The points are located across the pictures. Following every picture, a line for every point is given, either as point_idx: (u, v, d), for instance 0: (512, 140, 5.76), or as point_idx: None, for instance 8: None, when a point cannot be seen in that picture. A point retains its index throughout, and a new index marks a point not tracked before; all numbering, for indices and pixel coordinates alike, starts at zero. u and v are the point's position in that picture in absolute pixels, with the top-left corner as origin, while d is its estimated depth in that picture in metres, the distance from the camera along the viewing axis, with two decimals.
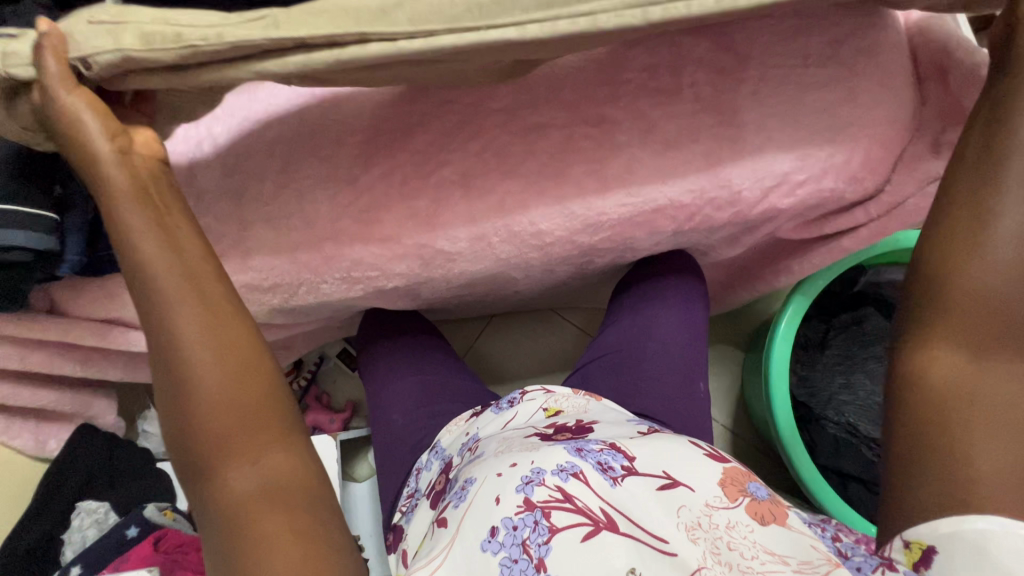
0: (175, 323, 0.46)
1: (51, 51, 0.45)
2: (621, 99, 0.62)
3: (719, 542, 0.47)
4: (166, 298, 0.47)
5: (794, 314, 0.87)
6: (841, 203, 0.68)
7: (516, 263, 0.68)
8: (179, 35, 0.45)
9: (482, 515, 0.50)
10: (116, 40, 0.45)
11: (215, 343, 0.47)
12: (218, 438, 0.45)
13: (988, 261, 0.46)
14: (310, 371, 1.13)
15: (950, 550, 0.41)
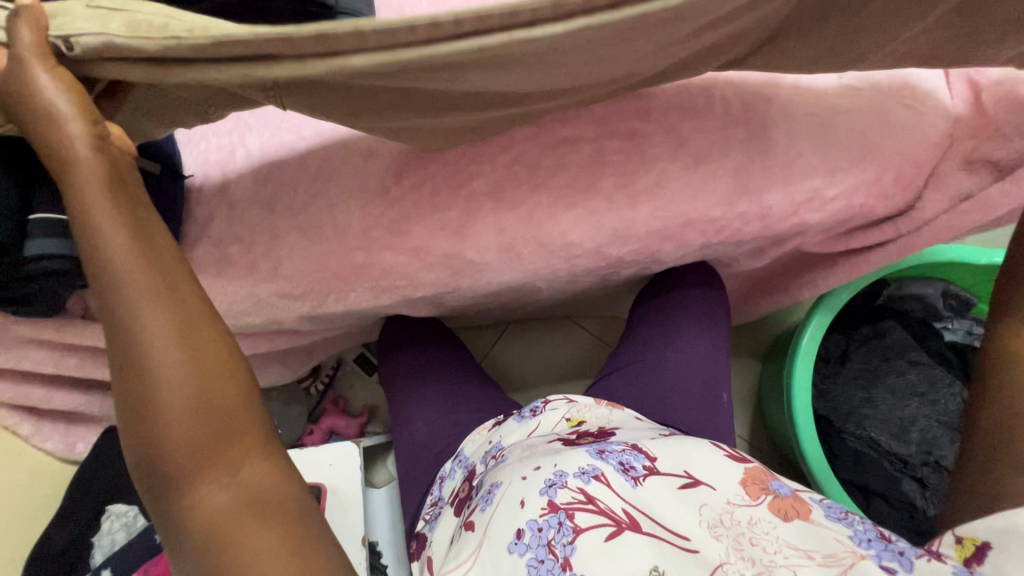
0: (136, 325, 0.42)
1: (29, 21, 0.43)
2: (653, 114, 0.63)
3: (741, 538, 0.46)
4: (128, 300, 0.42)
5: (817, 328, 0.87)
6: (870, 217, 0.68)
7: (543, 274, 0.68)
8: (165, 26, 0.42)
9: (508, 518, 0.50)
10: (103, 25, 0.43)
11: (184, 346, 0.42)
12: (189, 451, 0.41)
13: None
14: (327, 376, 1.14)
15: (1005, 547, 0.41)
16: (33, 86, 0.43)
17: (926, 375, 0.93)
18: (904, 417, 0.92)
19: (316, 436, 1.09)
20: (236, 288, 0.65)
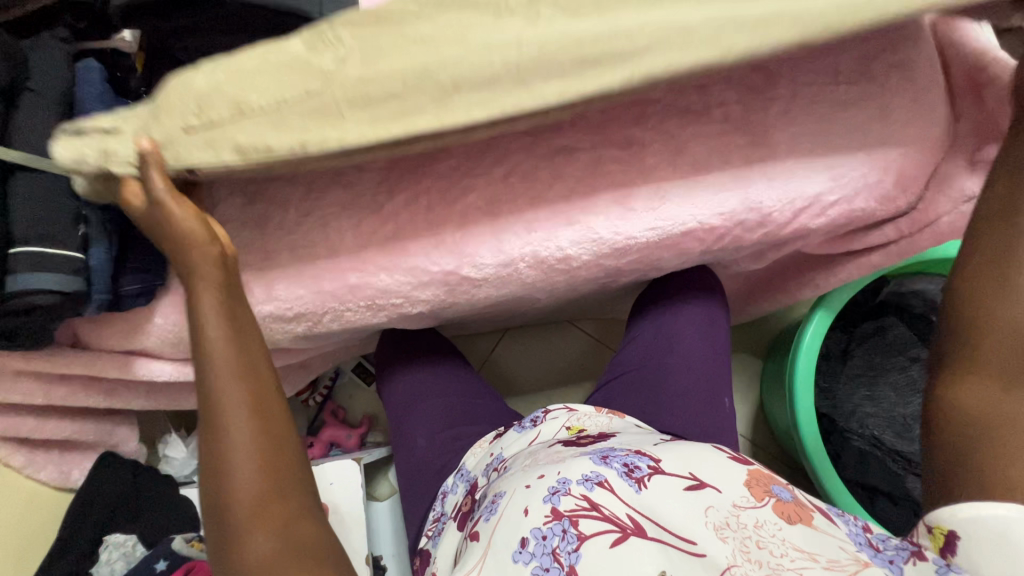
0: (219, 390, 0.45)
1: (156, 163, 0.48)
2: (649, 121, 0.61)
3: (748, 541, 0.45)
4: (212, 363, 0.46)
5: (819, 327, 0.86)
6: (873, 219, 0.67)
7: (542, 286, 0.68)
8: (270, 150, 0.48)
9: (512, 526, 0.49)
10: (215, 151, 0.49)
11: (257, 415, 0.45)
12: (247, 508, 0.43)
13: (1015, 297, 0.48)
14: (326, 388, 1.13)
15: (971, 536, 0.43)
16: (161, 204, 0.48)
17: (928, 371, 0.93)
18: (907, 414, 0.93)
19: (317, 448, 1.07)
20: None
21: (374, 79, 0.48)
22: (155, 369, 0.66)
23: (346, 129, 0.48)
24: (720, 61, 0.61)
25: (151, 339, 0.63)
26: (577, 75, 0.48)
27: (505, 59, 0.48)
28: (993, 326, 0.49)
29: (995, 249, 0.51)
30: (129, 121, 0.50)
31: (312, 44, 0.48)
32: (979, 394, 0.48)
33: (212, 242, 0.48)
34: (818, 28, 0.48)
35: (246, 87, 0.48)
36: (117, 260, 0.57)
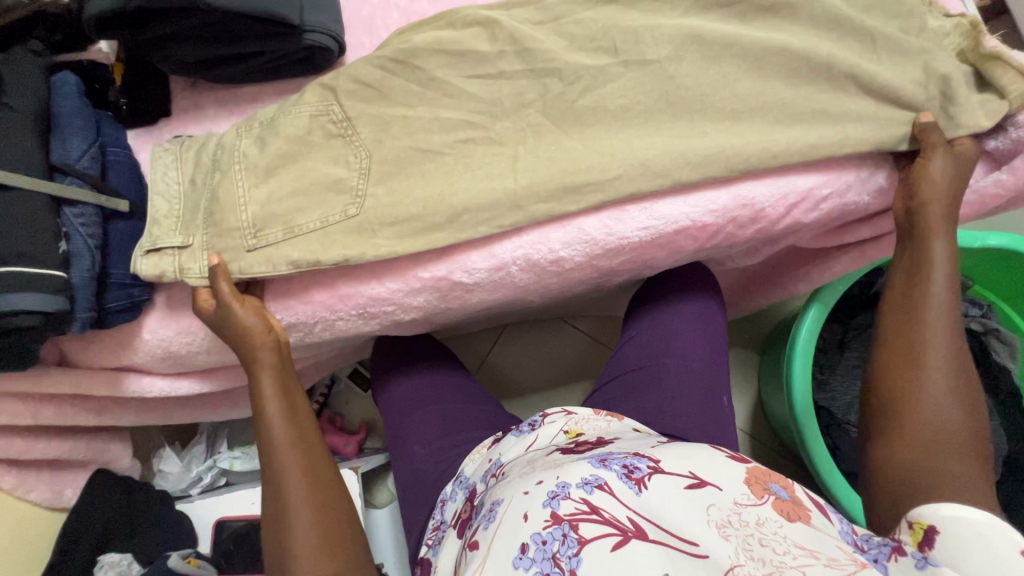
0: (278, 463, 0.51)
1: (222, 273, 0.56)
2: (635, 122, 0.62)
3: (751, 539, 0.44)
4: (271, 441, 0.52)
5: (815, 319, 0.86)
6: (868, 211, 0.66)
7: (535, 289, 0.66)
8: (317, 262, 0.57)
9: (512, 532, 0.49)
10: (272, 265, 0.57)
11: (311, 484, 0.51)
12: (306, 571, 0.47)
13: (926, 368, 0.53)
14: (322, 396, 1.12)
15: (951, 533, 0.43)
16: (226, 308, 0.56)
17: None
18: None
19: None
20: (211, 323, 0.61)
21: (403, 202, 0.59)
22: (146, 384, 0.65)
23: (377, 243, 0.58)
24: (705, 61, 0.62)
25: (141, 354, 0.62)
26: (562, 200, 0.59)
27: (505, 187, 0.59)
28: (903, 400, 0.52)
29: (904, 331, 0.55)
30: (196, 236, 0.58)
31: (350, 170, 0.60)
32: (902, 458, 0.50)
33: (269, 334, 0.57)
34: (753, 146, 0.59)
35: (293, 210, 0.59)
36: (101, 279, 0.56)
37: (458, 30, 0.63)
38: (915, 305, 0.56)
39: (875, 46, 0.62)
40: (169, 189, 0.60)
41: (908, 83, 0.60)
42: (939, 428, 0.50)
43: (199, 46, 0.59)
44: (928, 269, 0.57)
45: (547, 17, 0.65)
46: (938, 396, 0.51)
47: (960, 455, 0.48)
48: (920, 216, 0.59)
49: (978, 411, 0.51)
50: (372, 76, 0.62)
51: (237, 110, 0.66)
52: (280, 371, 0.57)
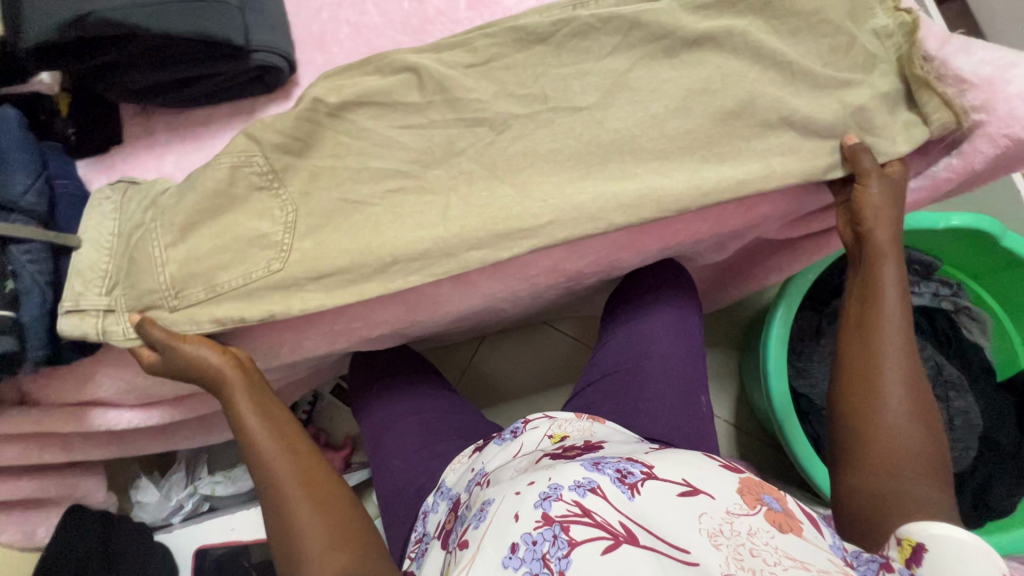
0: (269, 473, 0.51)
1: (152, 323, 0.55)
2: (588, 133, 0.62)
3: (742, 549, 0.42)
4: (258, 453, 0.53)
5: (787, 310, 0.87)
6: (823, 202, 0.67)
7: (502, 296, 0.67)
8: (243, 319, 0.57)
9: (501, 532, 0.46)
10: (197, 323, 0.57)
11: (304, 483, 0.51)
12: (319, 563, 0.47)
13: (884, 390, 0.54)
14: (305, 413, 1.11)
15: (939, 549, 0.43)
16: (174, 353, 0.55)
17: None
18: None
19: None
20: None
21: (327, 254, 0.57)
22: (111, 418, 0.64)
23: (305, 298, 0.57)
24: (657, 67, 0.62)
25: (105, 387, 0.61)
26: (498, 246, 0.58)
27: (433, 236, 0.58)
28: (866, 423, 0.54)
29: (860, 353, 0.57)
30: (120, 297, 0.56)
31: (275, 225, 0.58)
32: (870, 481, 0.52)
33: (226, 355, 0.56)
34: (702, 167, 0.60)
35: (215, 267, 0.57)
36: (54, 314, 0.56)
37: (387, 76, 0.62)
38: (869, 327, 0.57)
39: (796, 79, 0.61)
40: (101, 232, 0.58)
41: (828, 115, 0.60)
42: (901, 448, 0.52)
43: (144, 73, 0.58)
44: (878, 287, 0.58)
45: (479, 59, 0.62)
46: (897, 417, 0.53)
47: (922, 474, 0.50)
48: (870, 241, 0.60)
49: (932, 426, 0.53)
50: (299, 130, 0.60)
51: (190, 134, 0.65)
52: (251, 386, 0.56)
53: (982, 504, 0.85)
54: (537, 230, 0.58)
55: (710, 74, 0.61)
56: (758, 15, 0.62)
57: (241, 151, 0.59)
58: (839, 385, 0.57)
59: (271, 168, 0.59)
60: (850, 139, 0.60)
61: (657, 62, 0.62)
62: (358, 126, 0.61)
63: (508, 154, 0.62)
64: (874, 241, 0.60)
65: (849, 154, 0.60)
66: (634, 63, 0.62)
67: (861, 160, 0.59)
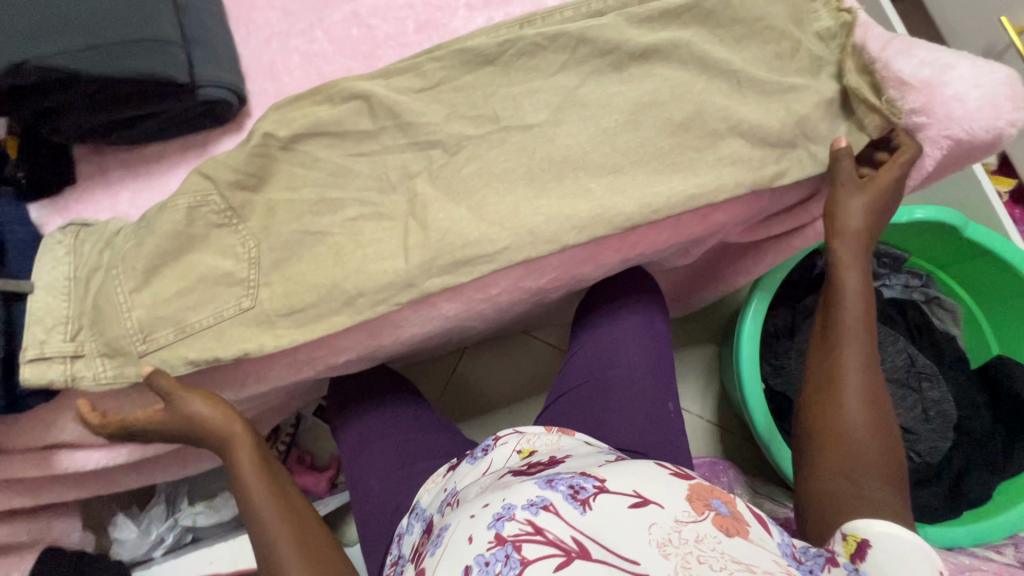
0: (262, 523, 0.52)
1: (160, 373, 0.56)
2: (542, 149, 0.61)
3: (689, 557, 0.43)
4: (247, 501, 0.54)
5: (758, 309, 0.88)
6: (780, 206, 0.68)
7: (467, 316, 0.66)
8: (215, 357, 0.57)
9: (457, 556, 0.46)
10: (169, 365, 0.57)
11: (297, 537, 0.52)
12: None
13: (841, 394, 0.54)
14: (288, 434, 1.09)
15: (881, 545, 0.46)
16: (177, 400, 0.56)
17: None
18: None
19: None
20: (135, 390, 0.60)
21: (296, 291, 0.59)
22: (79, 459, 0.64)
23: (276, 335, 0.58)
24: (606, 81, 0.62)
25: (68, 430, 0.61)
26: (456, 272, 0.59)
27: (396, 268, 0.58)
28: (828, 429, 0.54)
29: (824, 358, 0.57)
30: (88, 341, 0.56)
31: (239, 262, 0.59)
32: (829, 486, 0.52)
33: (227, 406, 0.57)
34: (658, 178, 0.60)
35: (183, 309, 0.58)
36: (8, 363, 0.56)
37: (336, 104, 0.62)
38: (833, 331, 0.57)
39: (743, 90, 0.61)
40: (51, 277, 0.57)
41: (776, 123, 0.60)
42: (861, 454, 0.52)
43: (90, 113, 0.59)
44: (841, 290, 0.58)
45: (428, 83, 0.63)
46: (857, 423, 0.53)
47: (878, 479, 0.51)
48: (834, 244, 0.60)
49: (892, 432, 0.53)
50: (251, 164, 0.59)
51: (145, 171, 0.65)
52: (252, 436, 0.57)
53: (960, 495, 0.86)
54: (492, 252, 0.58)
55: (660, 85, 0.61)
56: (702, 24, 0.62)
57: (197, 191, 0.59)
58: (804, 390, 0.57)
59: (228, 205, 0.59)
60: (841, 142, 0.60)
61: (606, 76, 0.62)
62: (310, 156, 0.61)
63: (463, 175, 0.61)
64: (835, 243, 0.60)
65: (833, 155, 0.61)
66: (584, 79, 0.62)
67: (839, 162, 0.60)
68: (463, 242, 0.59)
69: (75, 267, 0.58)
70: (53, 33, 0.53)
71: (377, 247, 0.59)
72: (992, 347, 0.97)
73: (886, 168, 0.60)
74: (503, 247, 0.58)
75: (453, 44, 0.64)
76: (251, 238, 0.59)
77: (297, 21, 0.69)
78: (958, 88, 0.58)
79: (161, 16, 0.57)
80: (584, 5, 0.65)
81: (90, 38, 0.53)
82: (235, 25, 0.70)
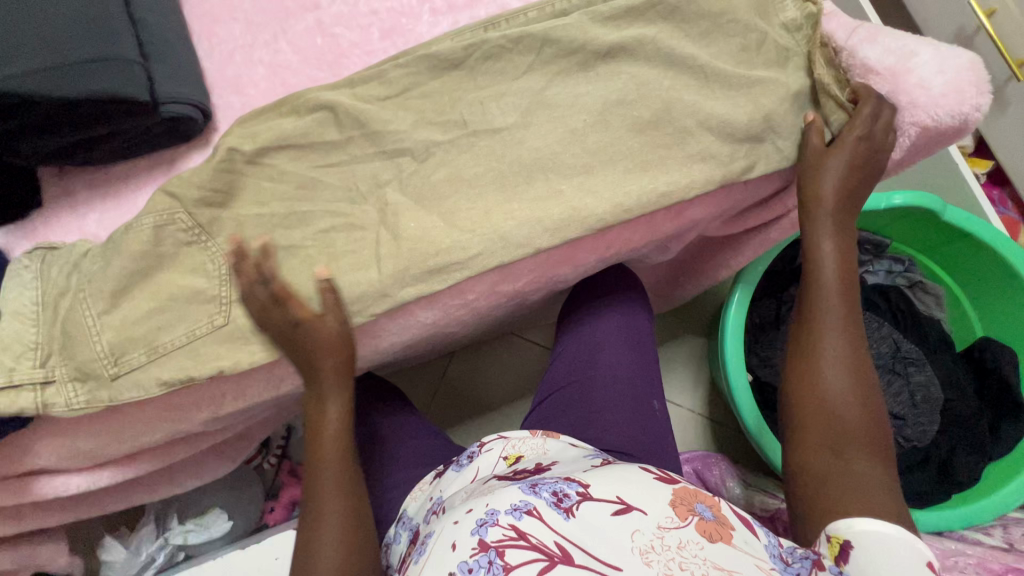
0: (324, 464, 0.57)
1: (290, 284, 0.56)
2: (512, 151, 0.60)
3: (671, 564, 0.42)
4: (318, 439, 0.59)
5: (741, 301, 0.88)
6: (756, 198, 0.67)
7: (445, 323, 0.66)
8: (190, 377, 0.56)
9: (439, 564, 0.45)
10: (143, 387, 0.56)
11: (348, 491, 0.57)
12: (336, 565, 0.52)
13: (821, 370, 0.55)
14: (279, 448, 1.02)
15: (864, 546, 0.44)
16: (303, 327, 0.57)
17: None
18: None
19: (278, 512, 0.96)
20: (111, 412, 0.59)
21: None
22: (59, 484, 0.63)
23: (252, 351, 0.57)
24: (574, 81, 0.62)
25: (44, 456, 0.60)
26: (431, 280, 0.59)
27: (368, 278, 0.58)
28: (810, 405, 0.54)
29: (801, 335, 0.57)
30: (58, 366, 0.55)
31: (210, 280, 0.58)
32: (815, 462, 0.52)
33: (348, 354, 0.59)
34: (629, 177, 0.59)
35: (154, 329, 0.57)
36: None
37: (302, 116, 0.62)
38: (810, 309, 0.58)
39: (710, 86, 0.60)
40: (18, 303, 0.56)
41: (744, 117, 0.59)
42: (843, 428, 0.52)
43: (51, 135, 0.58)
44: (816, 268, 0.59)
45: (393, 91, 0.62)
46: (840, 399, 0.53)
47: (864, 450, 0.51)
48: (807, 223, 0.60)
49: (876, 403, 0.53)
50: (217, 180, 0.59)
51: (115, 192, 0.65)
52: (347, 403, 0.60)
53: (947, 479, 0.86)
54: (464, 258, 0.58)
55: (628, 83, 0.61)
56: (668, 21, 0.62)
57: (164, 209, 0.58)
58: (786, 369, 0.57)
59: (197, 222, 0.59)
60: (809, 118, 0.60)
61: (574, 77, 0.62)
62: (277, 170, 0.60)
63: (432, 181, 0.60)
64: (811, 219, 0.60)
65: (802, 132, 0.61)
66: (551, 80, 0.62)
67: (807, 138, 0.60)
68: (435, 250, 0.58)
69: (42, 292, 0.57)
70: (6, 57, 0.52)
71: (348, 259, 0.59)
72: (976, 330, 0.97)
73: (856, 121, 0.59)
74: (476, 253, 0.58)
75: (418, 50, 0.64)
76: (222, 256, 0.59)
77: (260, 33, 0.69)
78: (923, 72, 0.59)
79: (119, 35, 0.56)
80: (548, 5, 0.64)
81: (44, 59, 0.53)
82: (198, 40, 0.69)
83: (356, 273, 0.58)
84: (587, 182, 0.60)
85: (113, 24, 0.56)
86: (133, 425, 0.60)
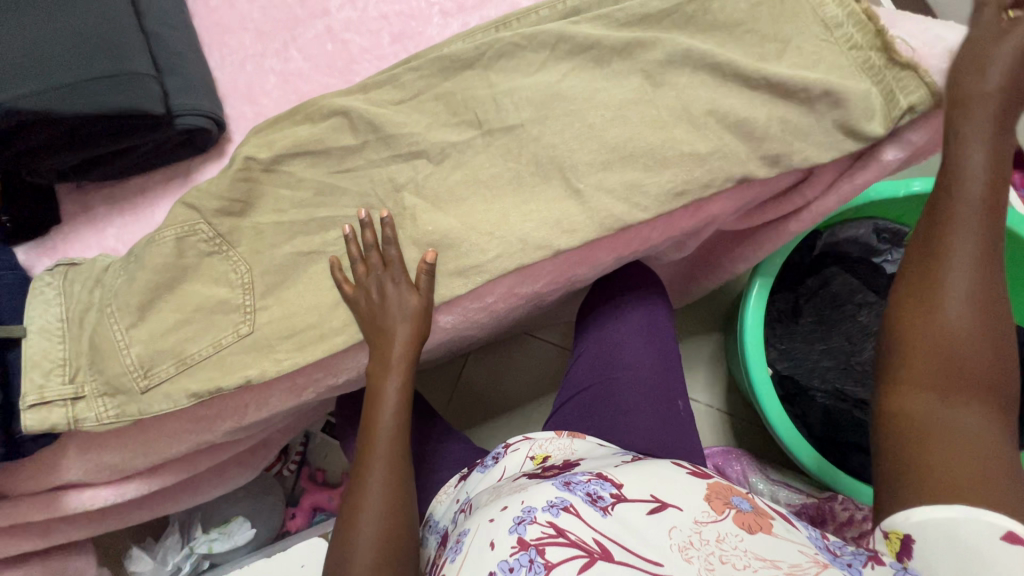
0: (378, 425, 0.58)
1: (357, 247, 0.59)
2: (527, 151, 0.60)
3: (712, 557, 0.41)
4: (376, 401, 0.59)
5: (761, 293, 0.87)
6: (775, 191, 0.66)
7: (465, 326, 0.65)
8: (217, 387, 0.56)
9: (478, 563, 0.45)
10: (170, 399, 0.56)
11: (392, 460, 0.57)
12: (374, 530, 0.53)
13: (949, 306, 0.47)
14: (298, 454, 1.02)
15: (926, 538, 0.41)
16: (385, 300, 0.58)
17: (875, 314, 0.92)
18: (863, 361, 0.92)
19: (299, 518, 0.97)
20: (137, 425, 0.60)
21: (294, 313, 0.58)
22: (88, 497, 0.64)
23: (277, 359, 0.57)
24: (588, 78, 0.61)
25: (74, 471, 0.61)
26: (452, 284, 0.59)
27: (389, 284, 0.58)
28: (927, 341, 0.47)
29: (927, 258, 0.49)
30: (87, 382, 0.55)
31: (233, 289, 0.58)
32: (919, 407, 0.46)
33: (416, 326, 0.58)
34: (648, 172, 0.58)
35: (181, 341, 0.57)
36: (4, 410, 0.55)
37: (317, 123, 0.62)
38: (948, 230, 0.48)
39: (728, 79, 0.59)
40: (41, 320, 0.56)
41: (763, 111, 0.58)
42: (959, 369, 0.45)
43: (68, 152, 0.58)
44: (958, 176, 0.49)
45: (407, 95, 0.62)
46: (964, 341, 0.46)
47: (977, 398, 0.45)
48: (953, 131, 0.50)
49: (1002, 342, 0.46)
50: (235, 190, 0.59)
51: (132, 206, 0.65)
52: (407, 378, 0.60)
53: None
54: (482, 262, 0.58)
55: (643, 78, 0.60)
56: (681, 12, 0.61)
57: (184, 221, 0.59)
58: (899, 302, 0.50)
59: (217, 233, 0.59)
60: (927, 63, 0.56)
61: (588, 73, 0.61)
62: (294, 178, 0.60)
63: (449, 183, 0.60)
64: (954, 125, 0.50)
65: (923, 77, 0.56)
66: (565, 77, 0.61)
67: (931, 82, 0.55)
68: (457, 254, 0.58)
69: (67, 308, 0.58)
70: (20, 79, 0.52)
71: (370, 264, 0.59)
72: None
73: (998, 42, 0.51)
74: (494, 254, 0.58)
75: (429, 53, 0.64)
76: (242, 267, 0.59)
77: (271, 40, 0.69)
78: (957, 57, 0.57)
79: (132, 50, 0.56)
80: (559, 3, 0.64)
81: (60, 78, 0.53)
82: (209, 51, 0.69)
83: (378, 277, 0.58)
84: (605, 179, 0.59)
85: (125, 39, 0.56)
86: (161, 436, 0.61)
